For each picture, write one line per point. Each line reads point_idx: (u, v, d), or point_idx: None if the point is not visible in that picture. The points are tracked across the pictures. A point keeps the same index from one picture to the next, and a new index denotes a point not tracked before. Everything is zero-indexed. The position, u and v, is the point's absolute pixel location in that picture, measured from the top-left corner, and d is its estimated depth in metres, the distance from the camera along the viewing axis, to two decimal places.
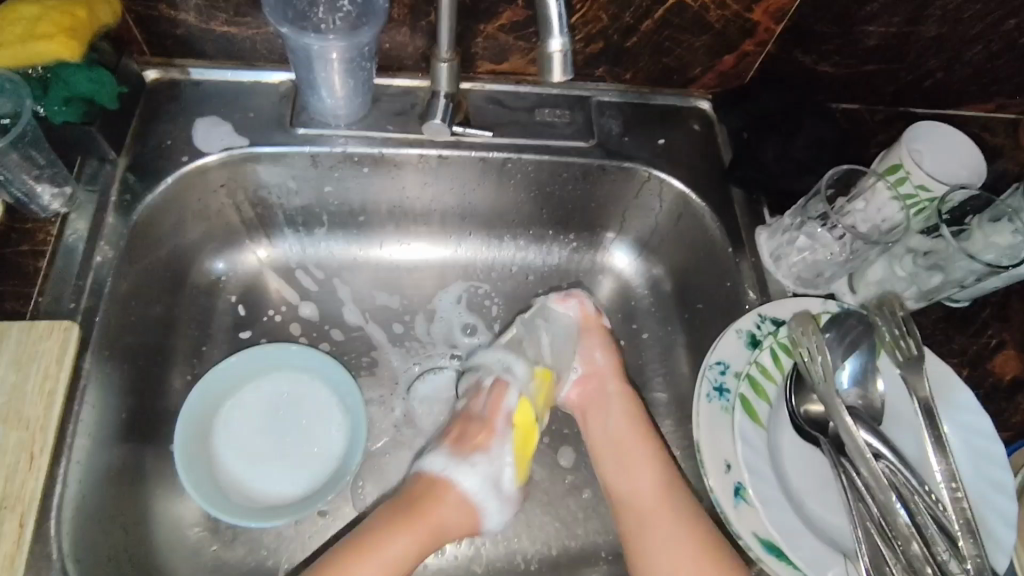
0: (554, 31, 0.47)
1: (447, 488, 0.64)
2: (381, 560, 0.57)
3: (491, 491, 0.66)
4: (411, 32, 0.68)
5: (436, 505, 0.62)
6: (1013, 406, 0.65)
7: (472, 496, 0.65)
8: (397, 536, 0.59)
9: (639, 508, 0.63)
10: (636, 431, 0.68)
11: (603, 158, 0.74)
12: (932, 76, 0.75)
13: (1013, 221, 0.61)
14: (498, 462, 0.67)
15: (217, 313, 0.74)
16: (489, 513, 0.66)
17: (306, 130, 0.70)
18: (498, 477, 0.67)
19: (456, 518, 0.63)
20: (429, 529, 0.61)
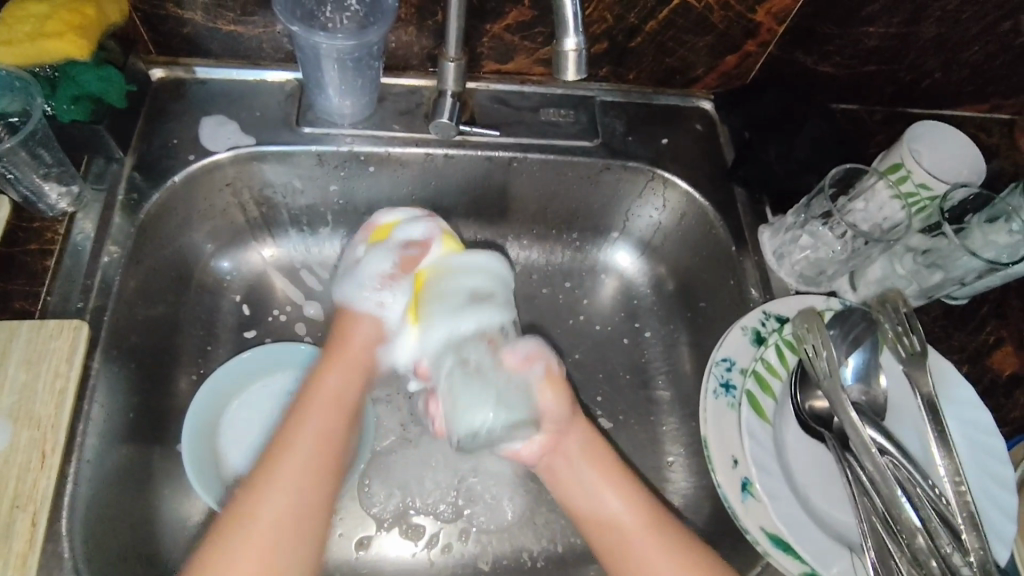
0: (570, 31, 0.47)
1: (349, 306, 0.69)
2: (326, 400, 0.60)
3: (354, 279, 0.70)
4: (417, 32, 0.69)
5: (354, 327, 0.67)
6: (1013, 402, 0.66)
7: (371, 309, 0.67)
8: (327, 377, 0.63)
9: (632, 542, 0.58)
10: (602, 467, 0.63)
11: (608, 157, 0.74)
12: (931, 76, 0.76)
13: (1010, 221, 0.62)
14: (359, 264, 0.70)
15: (222, 312, 0.74)
16: (364, 300, 0.68)
17: (313, 129, 0.70)
18: (381, 282, 0.69)
19: (370, 332, 0.67)
20: (357, 362, 0.65)
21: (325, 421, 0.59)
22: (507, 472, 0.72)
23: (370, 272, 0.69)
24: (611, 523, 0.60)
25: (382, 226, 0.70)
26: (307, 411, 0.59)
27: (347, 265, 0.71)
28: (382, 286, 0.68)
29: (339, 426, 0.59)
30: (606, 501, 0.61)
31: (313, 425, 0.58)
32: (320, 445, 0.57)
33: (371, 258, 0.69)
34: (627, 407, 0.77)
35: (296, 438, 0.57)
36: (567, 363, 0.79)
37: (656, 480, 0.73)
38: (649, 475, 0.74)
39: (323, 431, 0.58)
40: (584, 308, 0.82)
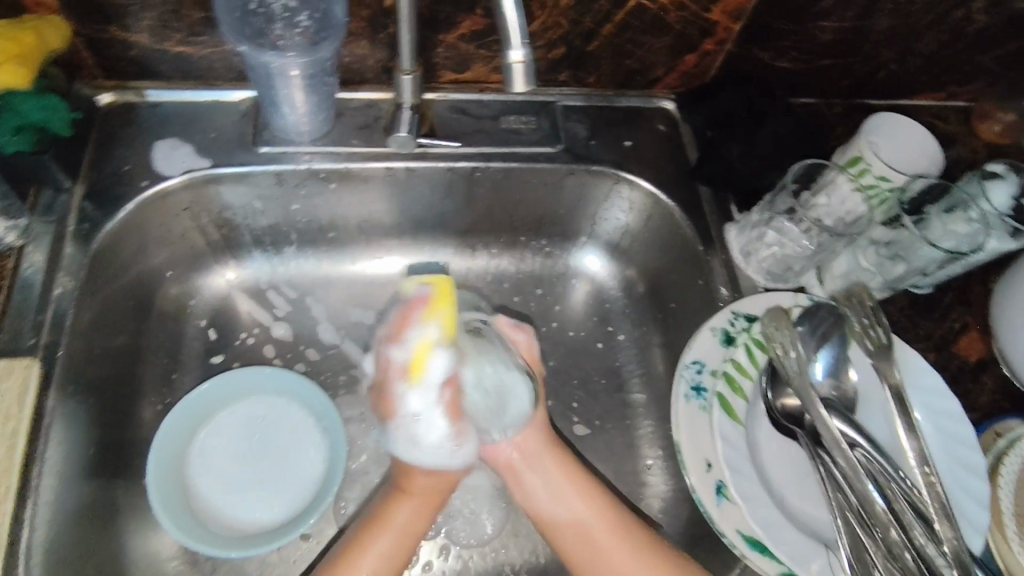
0: (514, 41, 0.46)
1: (413, 464, 0.63)
2: (394, 532, 0.61)
3: (418, 443, 0.62)
4: (371, 45, 0.68)
5: (420, 468, 0.63)
6: (980, 386, 0.67)
7: (429, 463, 0.62)
8: (398, 508, 0.62)
9: (599, 545, 0.60)
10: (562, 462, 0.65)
11: (572, 162, 0.74)
12: (886, 68, 0.79)
13: (968, 210, 0.63)
14: (415, 424, 0.62)
15: (186, 339, 0.73)
16: (425, 456, 0.62)
17: (270, 149, 0.69)
18: (420, 433, 0.62)
19: (433, 478, 0.63)
20: (431, 495, 0.64)
21: (391, 550, 0.60)
22: (486, 485, 0.72)
23: (428, 428, 0.62)
24: (570, 524, 0.62)
25: (418, 359, 0.61)
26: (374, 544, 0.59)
27: (397, 422, 0.62)
28: (426, 436, 0.62)
29: (403, 556, 0.60)
30: (567, 504, 0.63)
31: (377, 552, 0.59)
32: None
33: (427, 412, 0.61)
34: (603, 412, 0.77)
35: (355, 564, 0.58)
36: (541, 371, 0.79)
37: (634, 484, 0.73)
38: (627, 480, 0.73)
39: (387, 560, 0.59)
40: (556, 314, 0.82)
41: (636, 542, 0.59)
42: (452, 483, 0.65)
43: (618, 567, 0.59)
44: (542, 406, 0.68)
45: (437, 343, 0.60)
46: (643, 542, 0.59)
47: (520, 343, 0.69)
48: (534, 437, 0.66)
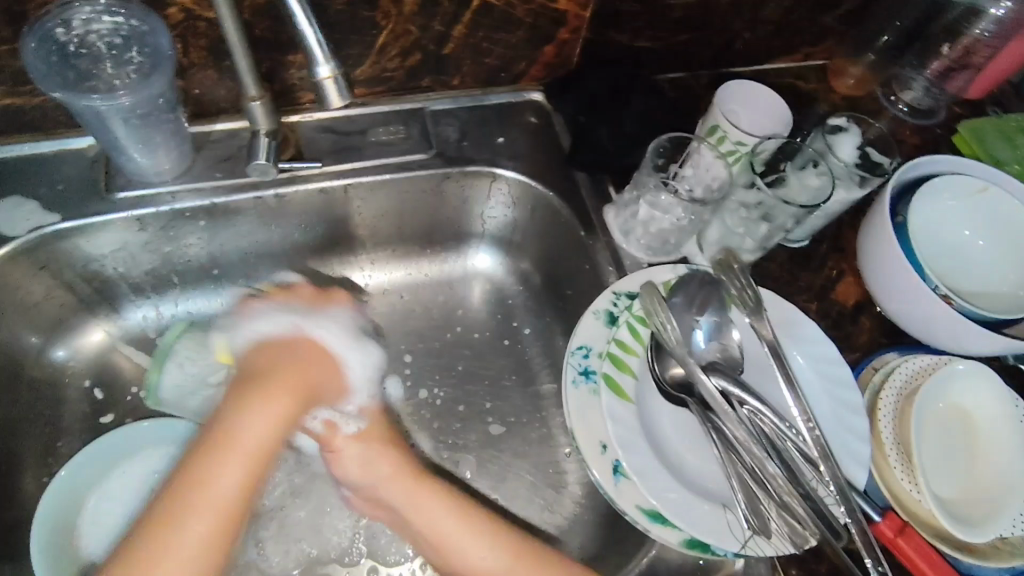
0: (320, 59, 0.51)
1: (334, 353, 0.68)
2: (244, 450, 0.56)
3: (357, 348, 0.69)
4: (218, 74, 0.66)
5: (297, 373, 0.63)
6: (858, 327, 0.70)
7: (328, 346, 0.68)
8: (246, 422, 0.57)
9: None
10: (447, 510, 0.63)
11: (445, 166, 0.74)
12: (740, 37, 0.82)
13: (817, 165, 0.70)
14: (358, 334, 0.70)
15: (69, 403, 0.70)
16: (322, 331, 0.68)
17: (128, 194, 0.66)
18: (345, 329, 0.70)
19: (294, 367, 0.63)
20: (291, 387, 0.61)
21: (244, 468, 0.56)
22: None
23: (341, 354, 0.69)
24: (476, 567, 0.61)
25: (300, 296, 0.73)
26: (223, 450, 0.55)
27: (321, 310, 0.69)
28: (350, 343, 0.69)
29: (258, 478, 0.56)
30: (459, 546, 0.61)
31: (231, 471, 0.55)
32: (244, 487, 0.55)
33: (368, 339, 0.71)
34: (516, 408, 0.77)
35: (199, 495, 0.53)
36: (450, 378, 0.78)
37: (554, 473, 0.74)
38: (547, 471, 0.74)
39: (243, 479, 0.55)
40: (459, 318, 0.82)
41: (543, 571, 0.59)
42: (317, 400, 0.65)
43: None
44: (382, 444, 0.67)
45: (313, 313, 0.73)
46: (550, 567, 0.59)
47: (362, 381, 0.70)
48: (383, 469, 0.65)
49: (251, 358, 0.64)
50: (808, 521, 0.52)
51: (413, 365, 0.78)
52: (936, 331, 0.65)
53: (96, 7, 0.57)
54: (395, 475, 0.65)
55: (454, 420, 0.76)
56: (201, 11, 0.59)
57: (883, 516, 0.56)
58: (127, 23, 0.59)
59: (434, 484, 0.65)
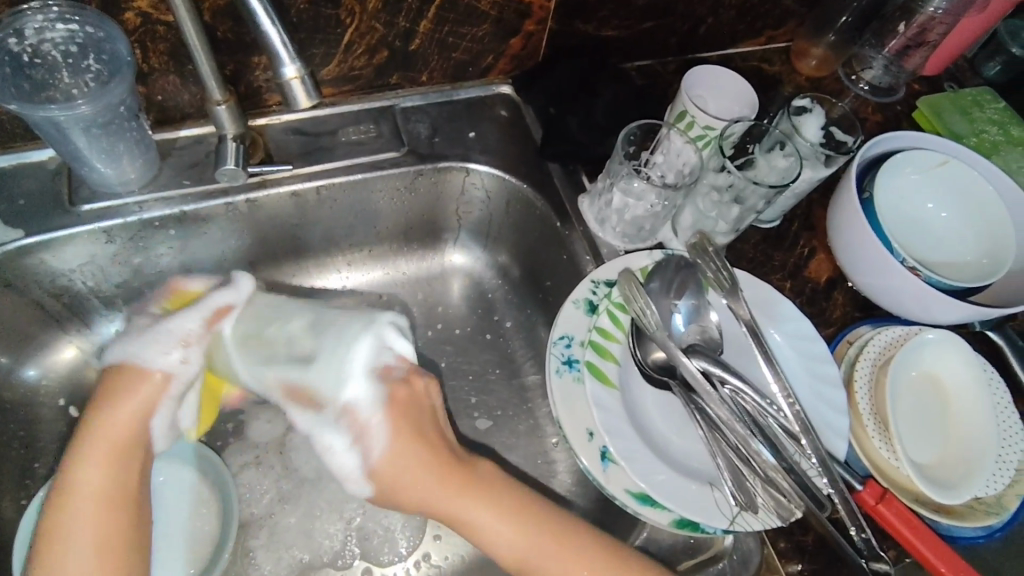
0: (284, 59, 0.51)
1: (140, 367, 0.59)
2: (78, 499, 0.52)
3: (160, 338, 0.60)
4: (181, 79, 0.65)
5: (114, 410, 0.56)
6: (832, 303, 0.72)
7: (141, 358, 0.59)
8: (84, 475, 0.53)
9: (528, 556, 0.56)
10: (472, 492, 0.58)
11: (418, 163, 0.73)
12: (705, 22, 0.83)
13: (784, 147, 0.71)
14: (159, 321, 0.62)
15: (45, 423, 0.68)
16: (128, 356, 0.59)
17: (92, 206, 0.65)
18: (155, 325, 0.61)
19: (134, 390, 0.58)
20: (127, 414, 0.57)
21: (100, 512, 0.53)
22: None
23: (136, 348, 0.60)
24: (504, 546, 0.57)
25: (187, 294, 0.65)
26: (57, 519, 0.52)
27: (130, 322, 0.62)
28: (164, 331, 0.61)
29: (106, 519, 0.52)
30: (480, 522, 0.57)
31: (75, 526, 0.52)
32: (94, 547, 0.51)
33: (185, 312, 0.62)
34: (502, 401, 0.77)
35: (64, 555, 0.51)
36: (434, 375, 0.78)
37: (544, 464, 0.74)
38: (536, 462, 0.74)
39: (105, 521, 0.52)
40: (440, 316, 0.82)
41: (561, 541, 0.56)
42: (162, 412, 0.59)
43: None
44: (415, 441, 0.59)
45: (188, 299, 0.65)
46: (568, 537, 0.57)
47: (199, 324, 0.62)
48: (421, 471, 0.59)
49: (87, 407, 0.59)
50: (794, 495, 0.54)
51: None
52: (905, 302, 0.67)
53: (48, 15, 0.55)
54: (430, 481, 0.58)
55: None
56: (159, 15, 0.58)
57: (864, 484, 0.57)
58: (81, 31, 0.57)
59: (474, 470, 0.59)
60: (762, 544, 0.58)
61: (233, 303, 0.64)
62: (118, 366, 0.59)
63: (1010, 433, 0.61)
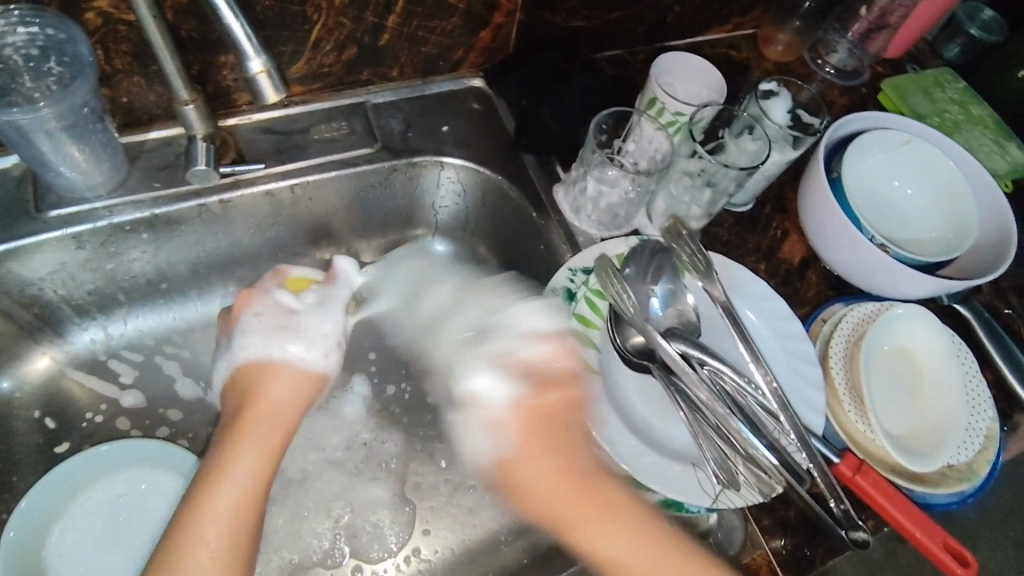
0: (249, 52, 0.50)
1: (273, 362, 0.64)
2: (236, 479, 0.55)
3: (301, 335, 0.67)
4: (146, 80, 0.64)
5: (269, 394, 0.62)
6: (806, 282, 0.73)
7: (295, 360, 0.65)
8: (238, 460, 0.56)
9: (591, 536, 0.54)
10: (566, 485, 0.57)
11: (392, 158, 0.73)
12: (671, 11, 0.84)
13: (753, 131, 0.72)
14: (297, 315, 0.67)
15: (20, 436, 0.67)
16: (281, 352, 0.65)
17: (60, 212, 0.64)
18: (305, 324, 0.67)
19: (289, 386, 0.63)
20: (289, 401, 0.63)
21: (243, 502, 0.54)
22: (383, 495, 0.71)
23: (292, 347, 0.66)
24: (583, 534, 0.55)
25: (300, 279, 0.70)
26: (208, 498, 0.53)
27: (266, 314, 0.66)
28: (299, 329, 0.67)
29: (256, 505, 0.55)
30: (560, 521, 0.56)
31: (222, 510, 0.53)
32: (230, 540, 0.52)
33: (317, 308, 0.68)
34: None
35: (204, 528, 0.51)
36: (417, 370, 0.78)
37: None
38: None
39: (241, 514, 0.53)
40: None
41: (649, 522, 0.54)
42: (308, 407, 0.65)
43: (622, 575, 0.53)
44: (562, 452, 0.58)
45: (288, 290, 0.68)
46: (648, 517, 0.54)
47: (333, 325, 0.69)
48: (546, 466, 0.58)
49: (232, 378, 0.64)
50: (773, 472, 0.55)
51: (379, 362, 0.78)
52: (873, 278, 0.69)
53: (9, 19, 0.54)
54: (553, 469, 0.58)
55: (424, 412, 0.76)
56: (120, 15, 0.57)
57: (841, 458, 0.57)
58: (42, 33, 0.56)
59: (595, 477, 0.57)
60: (745, 521, 0.60)
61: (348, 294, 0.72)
62: (256, 361, 0.64)
63: (978, 404, 0.62)
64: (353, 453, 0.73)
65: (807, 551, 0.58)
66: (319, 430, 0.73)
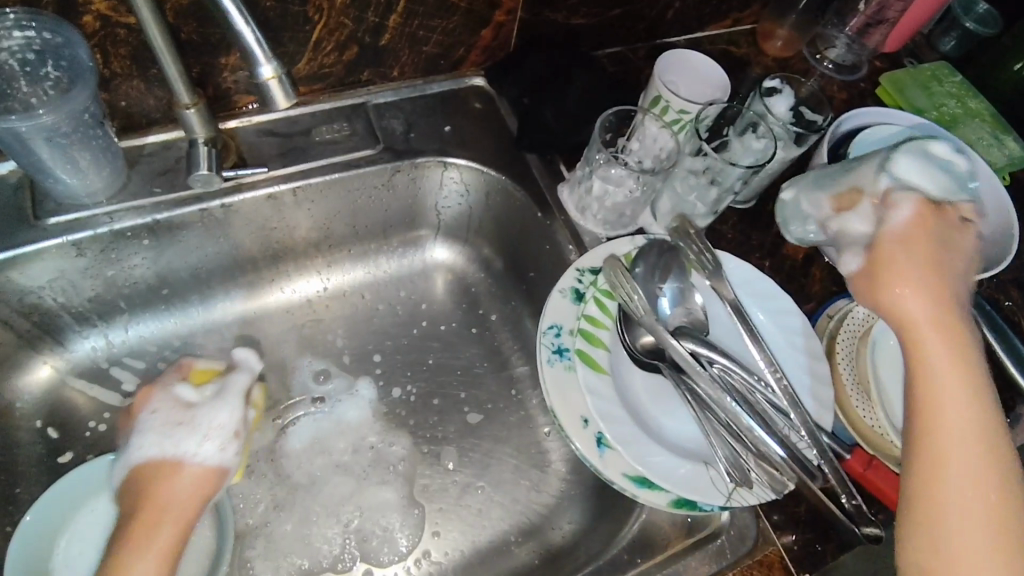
0: (260, 59, 0.49)
1: (175, 461, 0.57)
2: None
3: (193, 431, 0.58)
4: (145, 83, 0.63)
5: (158, 502, 0.54)
6: (811, 279, 0.73)
7: (188, 456, 0.57)
8: (134, 564, 0.51)
9: (955, 461, 0.42)
10: (953, 341, 0.45)
11: (394, 160, 0.73)
12: (671, 8, 0.84)
13: (758, 128, 0.72)
14: (194, 408, 0.60)
15: (22, 446, 0.66)
16: (178, 448, 0.57)
17: (60, 219, 0.62)
18: (196, 419, 0.59)
19: (177, 490, 0.55)
20: (180, 504, 0.55)
21: None
22: (392, 498, 0.71)
23: (186, 444, 0.58)
24: (944, 425, 0.43)
25: (203, 370, 0.63)
26: None
27: (162, 410, 0.60)
28: (195, 424, 0.58)
29: None
30: (933, 342, 0.45)
31: None
32: None
33: (214, 400, 0.60)
34: (492, 394, 0.77)
35: None
36: (422, 373, 0.78)
37: (537, 453, 0.74)
38: (530, 452, 0.74)
39: None
40: (425, 312, 0.82)
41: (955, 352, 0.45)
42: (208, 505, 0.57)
43: (941, 538, 0.41)
44: (931, 258, 0.46)
45: (188, 383, 0.62)
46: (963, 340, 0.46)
47: (233, 415, 0.59)
48: (926, 271, 0.46)
49: (125, 487, 0.57)
50: (788, 469, 0.55)
51: (384, 364, 0.78)
52: None
53: (3, 22, 0.53)
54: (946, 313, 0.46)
55: (431, 413, 0.75)
56: (119, 17, 0.56)
57: (852, 453, 0.59)
58: (38, 36, 0.54)
59: (971, 324, 0.47)
60: (757, 518, 0.60)
61: (249, 380, 0.62)
62: (147, 464, 0.57)
63: None
64: (360, 457, 0.73)
65: (817, 546, 0.59)
66: (325, 435, 0.73)
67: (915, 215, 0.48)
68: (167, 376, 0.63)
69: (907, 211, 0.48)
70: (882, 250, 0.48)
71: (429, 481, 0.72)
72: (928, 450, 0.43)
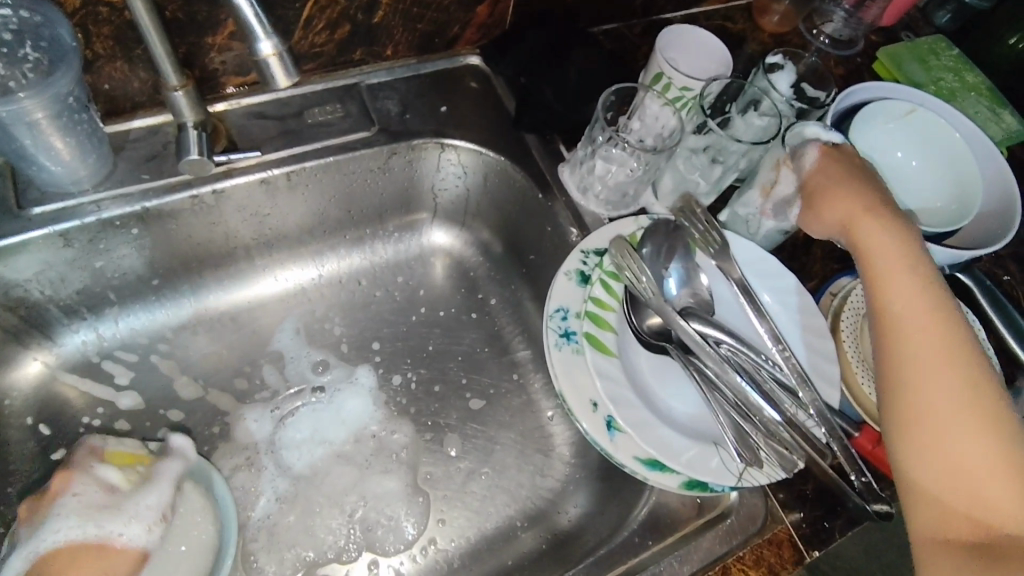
0: (261, 34, 0.47)
1: (100, 546, 0.53)
2: None
3: (122, 513, 0.55)
4: (129, 64, 0.60)
5: None
6: (812, 257, 0.73)
7: (118, 541, 0.54)
8: None
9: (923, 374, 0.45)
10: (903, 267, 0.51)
11: (390, 142, 0.71)
12: None
13: (760, 106, 0.71)
14: (121, 491, 0.57)
15: (14, 444, 0.64)
16: (107, 531, 0.54)
17: (44, 209, 0.60)
18: (125, 502, 0.56)
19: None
20: None
21: None
22: (396, 487, 0.70)
23: (116, 527, 0.54)
24: (896, 308, 0.49)
25: (130, 454, 0.60)
26: None
27: (82, 493, 0.55)
28: (125, 506, 0.55)
29: None
30: (879, 251, 0.53)
31: None
32: None
33: (145, 484, 0.57)
34: (494, 379, 0.77)
35: None
36: (422, 360, 0.77)
37: (541, 438, 0.74)
38: (534, 437, 0.74)
39: None
40: (423, 298, 0.80)
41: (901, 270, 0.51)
42: None
43: (918, 414, 0.45)
44: (851, 186, 0.57)
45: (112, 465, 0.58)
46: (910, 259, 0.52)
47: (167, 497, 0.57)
48: (854, 192, 0.56)
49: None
50: (796, 446, 0.54)
51: (382, 352, 0.76)
52: None
53: None
54: (885, 234, 0.53)
55: (432, 401, 0.74)
56: None
57: (860, 430, 0.59)
58: (15, 15, 0.52)
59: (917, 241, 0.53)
60: (766, 498, 0.60)
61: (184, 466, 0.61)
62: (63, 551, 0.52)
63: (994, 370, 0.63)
64: (362, 446, 0.71)
65: (825, 523, 0.59)
66: (325, 425, 0.72)
67: (822, 155, 0.59)
68: (77, 457, 0.58)
69: (814, 156, 0.60)
70: (816, 194, 0.58)
71: (433, 470, 0.71)
72: (898, 359, 0.47)
